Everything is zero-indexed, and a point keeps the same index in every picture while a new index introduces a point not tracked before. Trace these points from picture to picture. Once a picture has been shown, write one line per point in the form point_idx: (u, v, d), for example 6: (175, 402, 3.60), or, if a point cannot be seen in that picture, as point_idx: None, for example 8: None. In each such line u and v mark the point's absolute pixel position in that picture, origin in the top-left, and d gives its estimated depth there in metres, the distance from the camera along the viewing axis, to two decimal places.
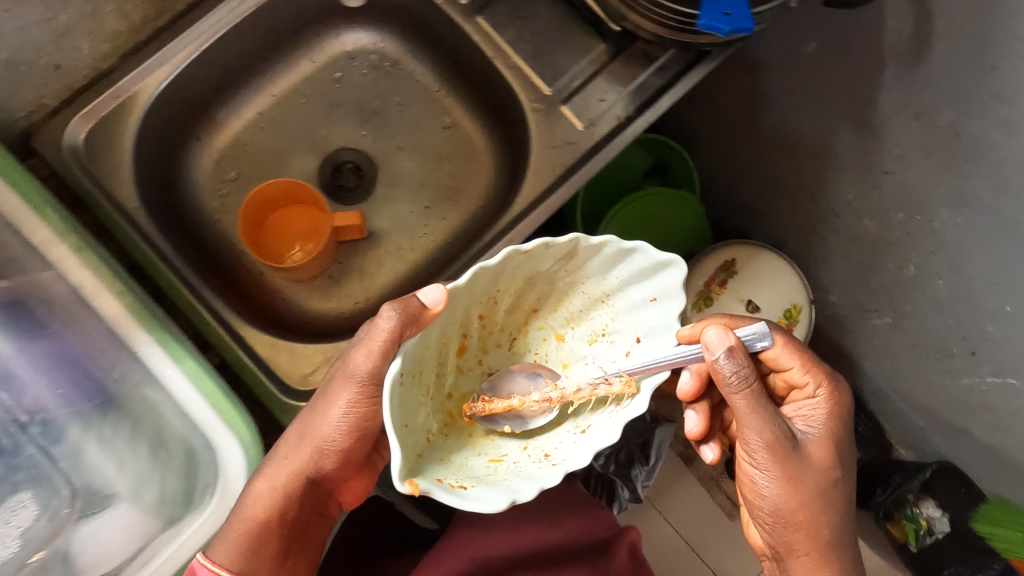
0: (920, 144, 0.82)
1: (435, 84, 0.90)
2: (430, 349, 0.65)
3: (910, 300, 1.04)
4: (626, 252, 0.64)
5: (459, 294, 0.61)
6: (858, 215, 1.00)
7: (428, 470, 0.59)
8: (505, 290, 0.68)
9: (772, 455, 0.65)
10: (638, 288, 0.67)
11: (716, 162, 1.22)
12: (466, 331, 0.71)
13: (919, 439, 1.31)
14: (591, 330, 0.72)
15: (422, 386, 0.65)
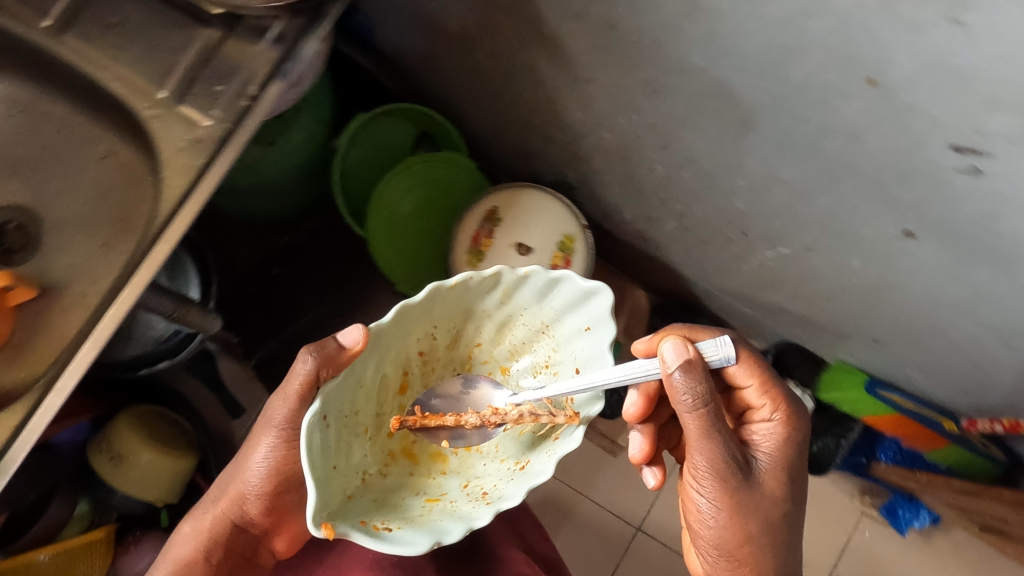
0: (592, 44, 0.80)
1: (75, 117, 0.81)
2: (367, 388, 0.80)
3: (675, 199, 1.03)
4: (554, 281, 0.81)
5: (387, 334, 0.76)
6: (595, 130, 0.99)
7: (352, 511, 0.70)
8: (441, 326, 0.84)
9: (722, 475, 0.69)
10: (572, 319, 0.84)
11: (472, 117, 1.19)
12: (413, 367, 0.85)
13: (757, 326, 1.31)
14: (535, 362, 0.89)
15: (358, 426, 0.79)
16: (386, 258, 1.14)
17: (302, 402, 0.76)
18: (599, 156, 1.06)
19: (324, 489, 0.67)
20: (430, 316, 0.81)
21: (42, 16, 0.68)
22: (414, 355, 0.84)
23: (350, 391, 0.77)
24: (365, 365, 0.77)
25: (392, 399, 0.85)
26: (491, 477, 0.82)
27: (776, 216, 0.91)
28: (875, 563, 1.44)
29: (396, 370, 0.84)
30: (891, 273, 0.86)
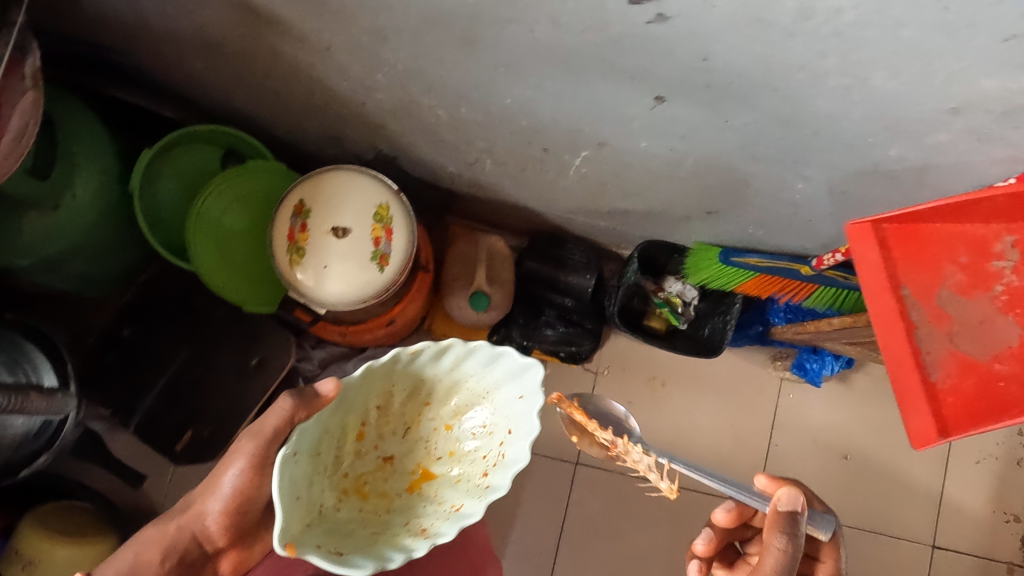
0: (300, 6, 0.78)
1: None
2: (329, 434, 0.74)
3: (475, 138, 1.03)
4: (492, 353, 0.74)
5: (352, 385, 0.72)
6: (368, 93, 0.97)
7: (309, 537, 0.65)
8: (398, 383, 0.76)
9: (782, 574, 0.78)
10: (508, 386, 0.76)
11: (269, 119, 1.17)
12: (368, 421, 0.77)
13: (619, 234, 1.32)
14: (475, 423, 0.78)
15: (320, 464, 0.72)
16: (221, 283, 1.13)
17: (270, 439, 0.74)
18: (391, 118, 1.04)
19: (290, 513, 0.64)
20: (391, 372, 0.74)
21: None
22: (369, 406, 0.76)
23: (314, 435, 0.71)
24: (326, 415, 0.72)
25: (348, 446, 0.76)
26: (431, 516, 0.74)
27: (557, 123, 0.91)
28: (805, 421, 1.48)
29: (354, 421, 0.76)
30: (675, 142, 0.87)
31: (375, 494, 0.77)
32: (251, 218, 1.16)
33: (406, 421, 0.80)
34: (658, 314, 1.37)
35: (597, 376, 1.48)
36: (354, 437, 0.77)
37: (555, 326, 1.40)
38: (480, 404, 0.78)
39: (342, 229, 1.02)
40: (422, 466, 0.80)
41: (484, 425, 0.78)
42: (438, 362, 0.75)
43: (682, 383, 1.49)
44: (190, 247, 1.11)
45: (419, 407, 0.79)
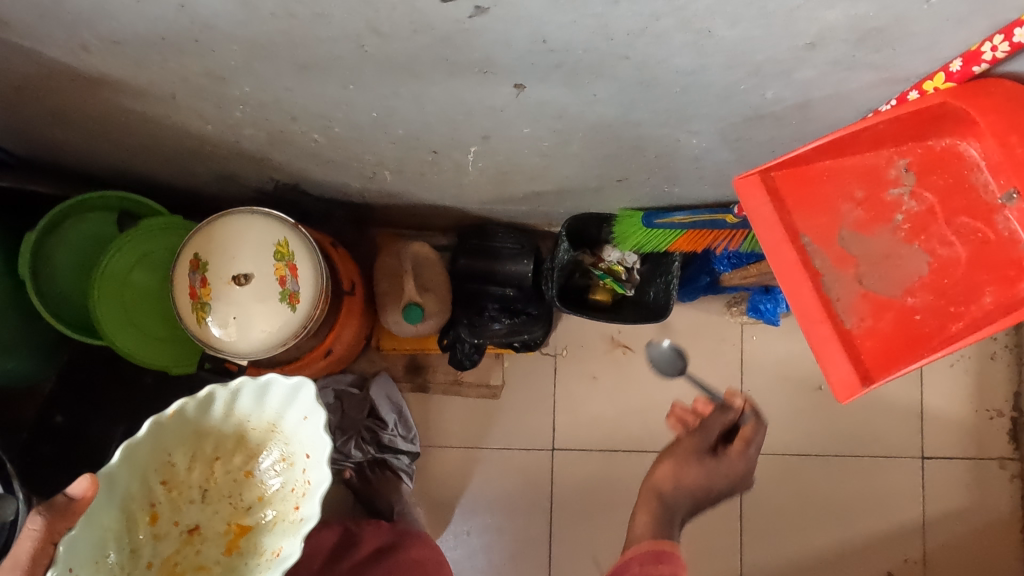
0: (123, 62, 0.74)
1: None
2: (117, 532, 0.77)
3: (361, 154, 0.98)
4: (260, 386, 0.80)
5: (119, 473, 0.76)
6: (236, 132, 0.92)
7: None
8: (176, 451, 0.82)
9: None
10: (288, 413, 0.82)
11: (156, 173, 1.12)
12: (162, 503, 0.83)
13: (545, 214, 1.28)
14: (273, 459, 0.85)
15: (127, 555, 0.78)
16: (140, 351, 1.09)
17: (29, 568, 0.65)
18: (270, 150, 0.99)
19: None
20: (161, 445, 0.80)
21: None
22: (154, 486, 0.81)
23: (93, 542, 0.73)
24: (105, 513, 0.75)
25: (143, 534, 0.81)
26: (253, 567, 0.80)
27: (433, 126, 0.86)
28: (774, 361, 1.45)
29: (141, 507, 0.81)
30: (554, 123, 0.82)
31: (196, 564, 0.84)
32: (158, 277, 1.12)
33: (199, 487, 0.85)
34: (601, 286, 1.34)
35: (557, 359, 1.45)
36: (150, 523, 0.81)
37: (501, 319, 1.34)
38: (272, 440, 0.84)
39: (243, 275, 0.97)
40: (234, 522, 0.86)
41: (283, 458, 0.84)
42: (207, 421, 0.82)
43: (645, 348, 1.45)
44: (99, 322, 1.06)
45: (210, 465, 0.85)
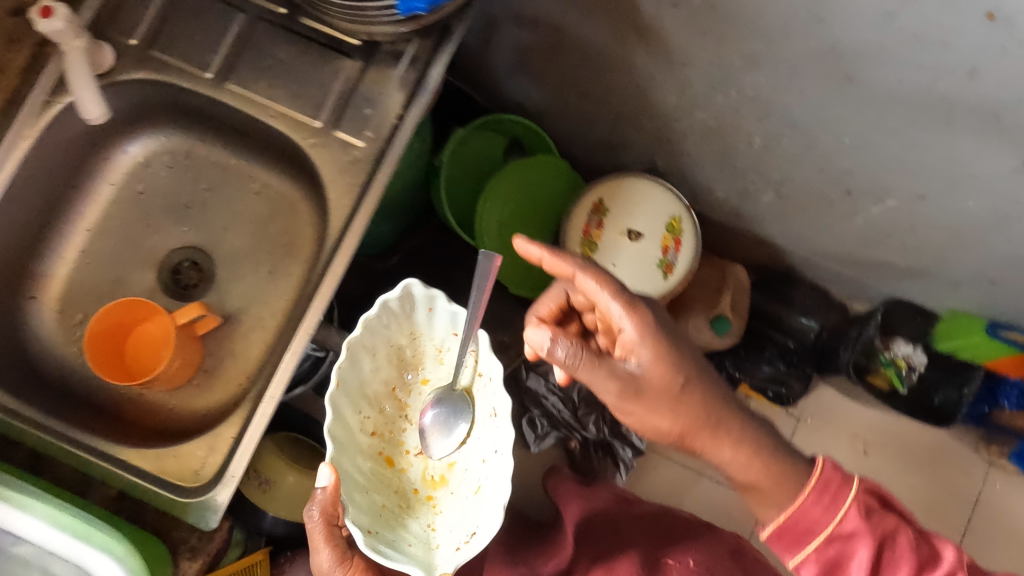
0: (691, 27, 0.84)
1: (203, 147, 0.82)
2: (371, 484, 0.78)
3: (774, 170, 1.07)
4: (379, 310, 0.78)
5: (337, 457, 0.74)
6: (689, 110, 1.02)
7: (449, 544, 0.75)
8: (360, 407, 0.80)
9: (897, 539, 0.67)
10: (420, 314, 0.81)
11: (559, 118, 1.24)
12: (387, 433, 0.83)
13: (862, 286, 1.33)
14: (434, 353, 0.84)
15: (393, 490, 0.80)
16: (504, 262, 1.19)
17: (336, 543, 0.72)
18: (693, 137, 1.09)
19: (409, 555, 0.73)
20: (347, 414, 0.78)
21: (203, 69, 0.73)
22: (367, 440, 0.80)
23: (370, 505, 0.75)
24: (352, 490, 0.74)
25: (389, 475, 0.81)
26: (487, 436, 0.79)
27: (884, 169, 0.94)
28: (1010, 513, 1.43)
29: (375, 459, 0.81)
30: (1007, 205, 0.88)
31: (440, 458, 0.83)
32: (528, 203, 1.22)
33: (405, 418, 0.84)
34: (880, 374, 1.36)
35: (797, 424, 1.46)
36: (391, 439, 0.83)
37: (774, 364, 1.39)
38: (421, 343, 0.84)
39: (634, 233, 1.07)
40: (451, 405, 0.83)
41: (441, 346, 0.84)
42: (370, 367, 0.80)
43: (888, 452, 1.46)
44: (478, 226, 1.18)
45: (394, 398, 0.83)
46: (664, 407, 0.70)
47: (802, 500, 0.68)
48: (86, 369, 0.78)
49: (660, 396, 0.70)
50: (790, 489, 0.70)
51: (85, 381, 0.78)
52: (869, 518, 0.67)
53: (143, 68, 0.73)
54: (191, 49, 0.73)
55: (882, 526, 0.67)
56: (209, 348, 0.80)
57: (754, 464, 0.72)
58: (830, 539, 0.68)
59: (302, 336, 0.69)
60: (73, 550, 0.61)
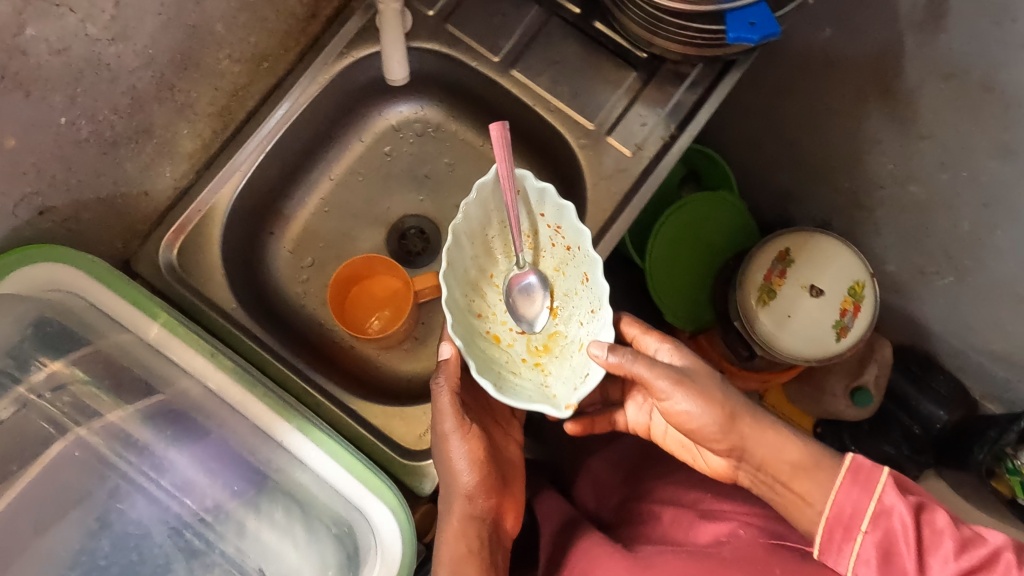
0: (951, 103, 0.84)
1: (454, 124, 0.84)
2: (482, 355, 0.63)
3: (970, 257, 1.05)
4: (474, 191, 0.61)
5: (455, 319, 0.62)
6: (903, 181, 1.01)
7: (570, 392, 0.60)
8: (461, 291, 0.65)
9: (937, 514, 0.52)
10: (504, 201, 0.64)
11: (746, 159, 1.24)
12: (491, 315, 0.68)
13: (1009, 389, 1.30)
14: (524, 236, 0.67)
15: (501, 356, 0.65)
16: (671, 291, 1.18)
17: (459, 411, 0.60)
18: (892, 207, 1.08)
19: (515, 393, 0.59)
20: (455, 296, 0.64)
21: (492, 53, 0.75)
22: (476, 322, 0.66)
23: (480, 362, 0.61)
24: (472, 352, 0.61)
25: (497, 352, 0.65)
26: (589, 298, 0.64)
27: None
28: None
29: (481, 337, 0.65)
30: None
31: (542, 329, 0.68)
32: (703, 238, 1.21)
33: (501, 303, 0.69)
34: (1005, 480, 1.24)
35: None
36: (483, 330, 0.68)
37: (898, 447, 1.36)
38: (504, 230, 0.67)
39: (816, 290, 1.06)
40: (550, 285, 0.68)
41: (532, 233, 0.67)
42: (470, 254, 0.65)
43: None
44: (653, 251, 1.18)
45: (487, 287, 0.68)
46: (710, 419, 0.59)
47: (831, 500, 0.55)
48: (309, 311, 0.80)
49: (709, 409, 0.59)
50: (823, 482, 0.56)
51: (306, 323, 0.79)
52: (908, 498, 0.53)
53: (436, 40, 0.75)
54: (484, 32, 0.75)
55: (922, 503, 0.53)
56: (424, 316, 0.82)
57: (768, 443, 0.59)
58: (874, 520, 0.53)
59: None
60: (352, 490, 0.57)
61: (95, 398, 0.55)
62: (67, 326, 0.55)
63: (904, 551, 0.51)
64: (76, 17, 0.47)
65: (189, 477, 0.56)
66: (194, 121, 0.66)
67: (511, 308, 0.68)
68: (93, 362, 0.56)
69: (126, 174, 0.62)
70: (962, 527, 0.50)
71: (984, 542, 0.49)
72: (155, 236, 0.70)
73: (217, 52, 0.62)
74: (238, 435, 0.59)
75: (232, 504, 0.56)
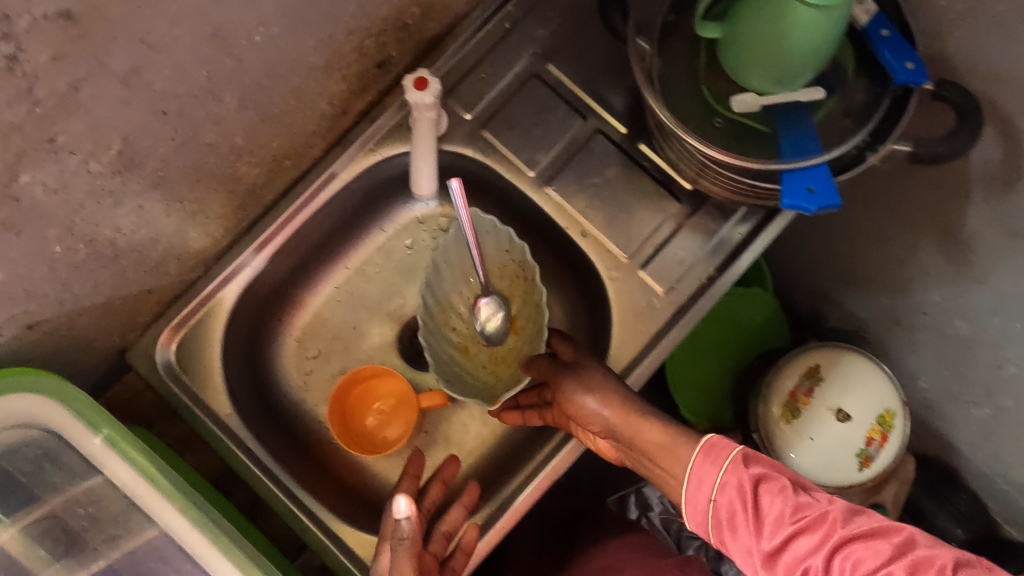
0: (1015, 257, 0.78)
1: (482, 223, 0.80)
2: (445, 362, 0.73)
3: (1011, 399, 0.99)
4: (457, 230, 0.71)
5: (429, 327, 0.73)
6: (948, 314, 0.95)
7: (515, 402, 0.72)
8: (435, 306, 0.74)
9: (779, 482, 0.50)
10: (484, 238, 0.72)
11: (784, 255, 1.19)
12: (464, 330, 0.75)
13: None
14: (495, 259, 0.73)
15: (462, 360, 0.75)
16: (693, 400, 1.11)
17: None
18: (933, 334, 1.02)
19: (468, 394, 0.72)
20: (430, 313, 0.73)
21: (528, 167, 0.71)
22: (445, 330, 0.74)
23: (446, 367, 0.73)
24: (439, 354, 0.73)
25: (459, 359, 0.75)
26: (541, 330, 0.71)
27: None
28: None
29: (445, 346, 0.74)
30: None
31: (507, 339, 0.74)
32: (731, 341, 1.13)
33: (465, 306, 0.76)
34: None
35: None
36: (459, 342, 0.75)
37: None
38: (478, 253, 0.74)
39: (842, 415, 1.00)
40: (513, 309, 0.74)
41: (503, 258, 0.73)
42: (447, 277, 0.74)
43: None
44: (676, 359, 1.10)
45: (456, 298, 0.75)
46: (601, 412, 0.61)
47: (687, 481, 0.53)
48: (308, 407, 0.76)
49: (594, 404, 0.61)
50: (682, 456, 0.55)
51: (304, 421, 0.76)
52: (753, 471, 0.51)
53: (470, 145, 0.71)
54: (523, 143, 0.71)
55: (766, 473, 0.51)
56: (427, 424, 0.77)
57: (648, 429, 0.58)
58: (722, 494, 0.51)
59: (545, 478, 0.67)
60: None
61: (39, 561, 0.49)
62: (19, 471, 0.49)
63: (748, 526, 0.49)
64: (78, 158, 0.43)
65: None
66: (206, 222, 0.62)
67: (476, 322, 0.73)
68: (41, 521, 0.49)
69: (128, 278, 0.58)
70: (804, 500, 0.48)
71: (824, 516, 0.47)
72: (155, 329, 0.67)
73: (235, 161, 0.58)
74: None
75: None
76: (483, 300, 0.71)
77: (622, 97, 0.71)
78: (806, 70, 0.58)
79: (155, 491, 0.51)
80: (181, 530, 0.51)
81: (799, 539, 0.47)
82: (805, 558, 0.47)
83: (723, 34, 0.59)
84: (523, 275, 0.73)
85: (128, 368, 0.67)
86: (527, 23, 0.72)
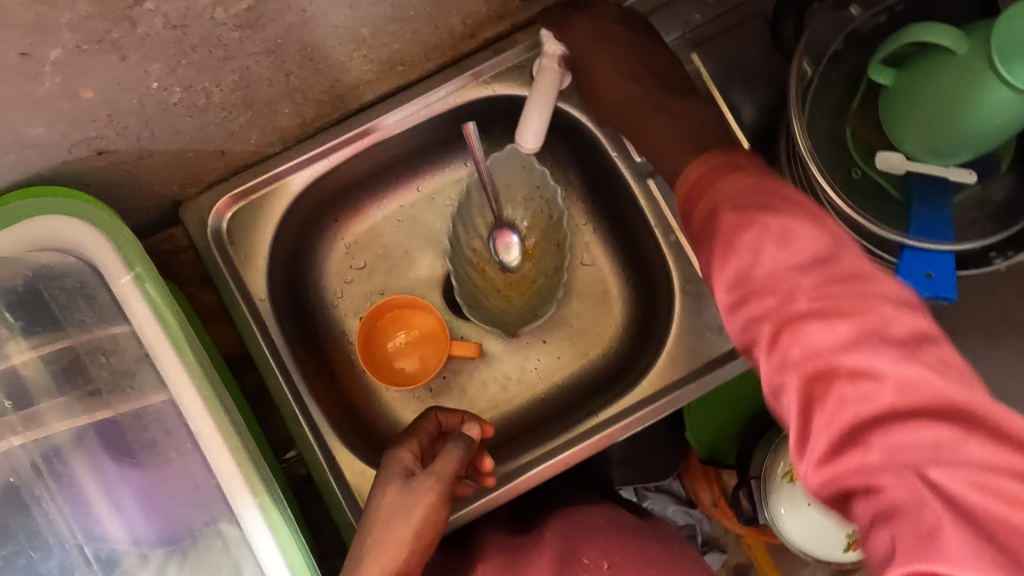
0: None
1: (566, 191, 0.76)
2: (462, 284, 0.74)
3: None
4: (501, 158, 0.72)
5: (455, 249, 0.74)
6: None
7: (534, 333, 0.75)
8: (461, 232, 0.74)
9: (750, 217, 0.44)
10: (515, 170, 0.73)
11: None
12: (484, 253, 0.75)
13: None
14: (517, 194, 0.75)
15: (478, 283, 0.75)
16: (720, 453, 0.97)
17: (432, 504, 0.53)
18: None
19: (487, 320, 0.74)
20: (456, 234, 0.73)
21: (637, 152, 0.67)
22: (465, 253, 0.74)
23: (467, 286, 0.74)
24: (461, 275, 0.74)
25: (475, 281, 0.75)
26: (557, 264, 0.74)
27: None
28: None
29: (463, 268, 0.74)
30: None
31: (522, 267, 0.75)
32: None
33: (482, 234, 0.75)
34: None
35: None
36: (476, 264, 0.75)
37: None
38: (507, 184, 0.74)
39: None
40: (528, 244, 0.75)
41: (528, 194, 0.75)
42: (474, 201, 0.74)
43: None
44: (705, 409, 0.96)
45: (478, 225, 0.75)
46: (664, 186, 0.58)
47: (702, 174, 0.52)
48: (337, 316, 0.74)
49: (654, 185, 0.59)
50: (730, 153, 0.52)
51: (331, 328, 0.73)
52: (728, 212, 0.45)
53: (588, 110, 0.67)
54: None
55: (750, 207, 0.44)
56: (447, 370, 0.74)
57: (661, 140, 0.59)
58: (717, 236, 0.45)
59: (553, 467, 0.65)
60: None
61: (43, 389, 0.48)
62: (52, 298, 0.49)
63: (728, 250, 0.44)
64: (207, 1, 0.40)
65: (85, 490, 0.48)
66: (299, 104, 0.59)
67: (496, 254, 0.74)
68: (62, 351, 0.49)
69: (207, 134, 0.55)
70: (785, 247, 0.41)
71: (777, 288, 0.41)
72: (214, 192, 0.64)
73: (353, 51, 0.55)
74: (180, 479, 0.49)
75: (130, 564, 0.48)
76: (511, 236, 0.74)
77: (754, 111, 0.67)
78: (966, 150, 0.53)
79: (171, 348, 0.49)
80: (185, 395, 0.49)
81: (757, 299, 0.42)
82: (749, 318, 0.42)
83: (894, 85, 0.55)
84: (547, 214, 0.75)
85: (177, 222, 0.65)
86: (684, 3, 0.67)
